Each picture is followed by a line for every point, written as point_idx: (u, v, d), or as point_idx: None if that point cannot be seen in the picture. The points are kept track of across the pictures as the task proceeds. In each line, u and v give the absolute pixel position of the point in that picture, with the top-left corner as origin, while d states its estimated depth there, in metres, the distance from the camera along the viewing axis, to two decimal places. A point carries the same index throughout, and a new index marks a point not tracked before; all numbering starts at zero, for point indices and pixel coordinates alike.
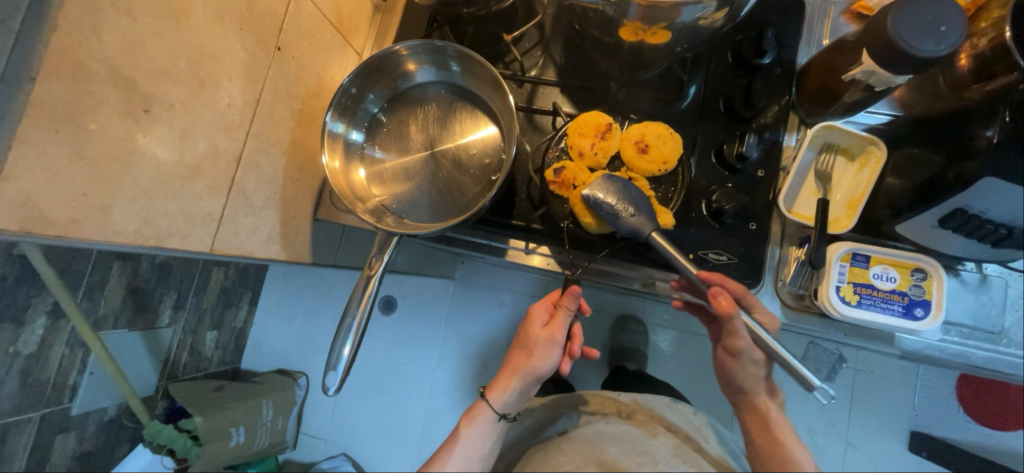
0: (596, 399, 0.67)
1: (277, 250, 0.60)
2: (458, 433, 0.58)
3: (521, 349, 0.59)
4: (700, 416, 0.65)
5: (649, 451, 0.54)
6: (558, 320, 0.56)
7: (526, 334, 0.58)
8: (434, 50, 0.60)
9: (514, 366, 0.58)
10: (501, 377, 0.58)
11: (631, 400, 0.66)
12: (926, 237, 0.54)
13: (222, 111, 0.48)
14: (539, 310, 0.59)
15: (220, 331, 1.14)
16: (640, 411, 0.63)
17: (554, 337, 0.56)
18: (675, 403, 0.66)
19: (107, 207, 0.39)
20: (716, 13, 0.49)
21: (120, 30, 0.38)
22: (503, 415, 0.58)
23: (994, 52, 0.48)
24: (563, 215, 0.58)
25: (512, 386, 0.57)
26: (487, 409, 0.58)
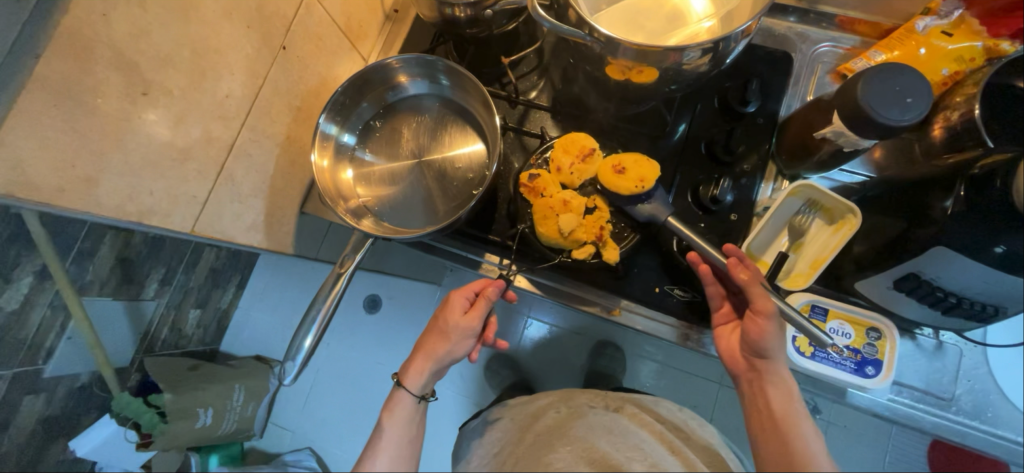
0: (584, 394, 0.67)
1: (260, 237, 0.62)
2: (379, 427, 0.54)
3: (435, 334, 0.56)
4: (686, 412, 0.65)
5: (639, 445, 0.56)
6: (478, 308, 0.55)
7: (444, 320, 0.56)
8: (425, 64, 0.62)
9: (428, 351, 0.55)
10: (413, 361, 0.56)
11: (620, 396, 0.67)
12: (884, 297, 0.56)
13: (220, 101, 0.51)
14: (458, 299, 0.56)
15: (202, 310, 1.15)
16: (628, 405, 0.64)
17: (473, 325, 0.55)
18: (663, 400, 0.67)
19: (95, 180, 0.41)
20: (699, 60, 0.51)
21: (129, 18, 0.40)
22: (422, 396, 0.55)
23: (964, 126, 0.51)
24: (524, 218, 0.60)
25: (427, 369, 0.55)
26: (404, 396, 0.54)
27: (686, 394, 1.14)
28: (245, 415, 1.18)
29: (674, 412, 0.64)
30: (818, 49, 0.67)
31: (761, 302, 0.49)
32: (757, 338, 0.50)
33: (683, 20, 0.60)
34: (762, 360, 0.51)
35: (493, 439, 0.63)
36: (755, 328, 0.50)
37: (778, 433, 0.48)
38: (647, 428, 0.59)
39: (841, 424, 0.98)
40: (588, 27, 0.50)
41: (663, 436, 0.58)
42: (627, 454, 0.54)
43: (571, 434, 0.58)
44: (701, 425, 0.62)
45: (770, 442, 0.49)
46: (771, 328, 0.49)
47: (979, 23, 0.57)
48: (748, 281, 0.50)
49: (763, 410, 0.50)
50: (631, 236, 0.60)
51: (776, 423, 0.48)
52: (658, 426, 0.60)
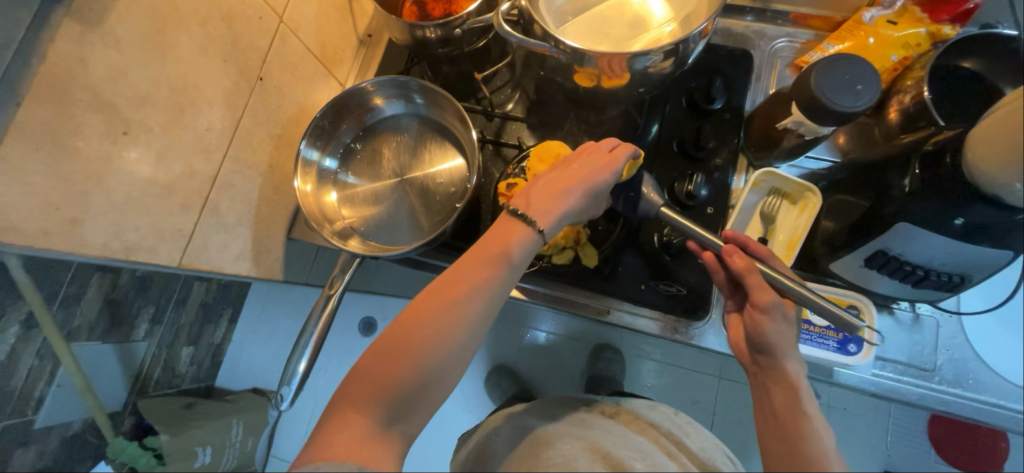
0: (580, 401, 0.68)
1: (248, 266, 0.63)
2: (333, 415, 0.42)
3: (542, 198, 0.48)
4: (683, 417, 0.66)
5: (638, 446, 0.57)
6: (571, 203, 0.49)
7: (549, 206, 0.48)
8: (400, 85, 0.64)
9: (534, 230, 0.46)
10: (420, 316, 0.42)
11: (614, 403, 0.68)
12: (859, 276, 0.58)
13: (201, 134, 0.52)
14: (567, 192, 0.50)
15: (195, 347, 1.14)
16: (624, 412, 0.65)
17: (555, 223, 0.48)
18: (658, 404, 0.68)
19: (79, 220, 0.41)
20: (662, 63, 0.54)
21: (107, 61, 0.41)
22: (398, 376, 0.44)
23: (916, 108, 0.54)
24: None
25: (452, 334, 0.41)
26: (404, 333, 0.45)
27: (686, 390, 1.15)
28: (245, 449, 1.16)
29: (668, 417, 0.65)
30: (775, 45, 0.70)
31: (760, 293, 0.47)
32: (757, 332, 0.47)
33: (644, 26, 0.63)
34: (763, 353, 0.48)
35: (489, 437, 0.63)
36: (755, 319, 0.48)
37: (777, 430, 0.44)
38: (645, 434, 0.60)
39: (841, 407, 0.99)
40: (553, 39, 0.52)
41: (660, 442, 0.59)
42: (627, 452, 0.55)
43: (572, 434, 0.58)
44: (696, 429, 0.64)
45: (769, 436, 0.45)
46: (773, 320, 0.47)
47: (921, 11, 0.60)
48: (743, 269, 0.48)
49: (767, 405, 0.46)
50: (609, 239, 0.61)
51: (776, 418, 0.44)
52: (654, 432, 0.61)
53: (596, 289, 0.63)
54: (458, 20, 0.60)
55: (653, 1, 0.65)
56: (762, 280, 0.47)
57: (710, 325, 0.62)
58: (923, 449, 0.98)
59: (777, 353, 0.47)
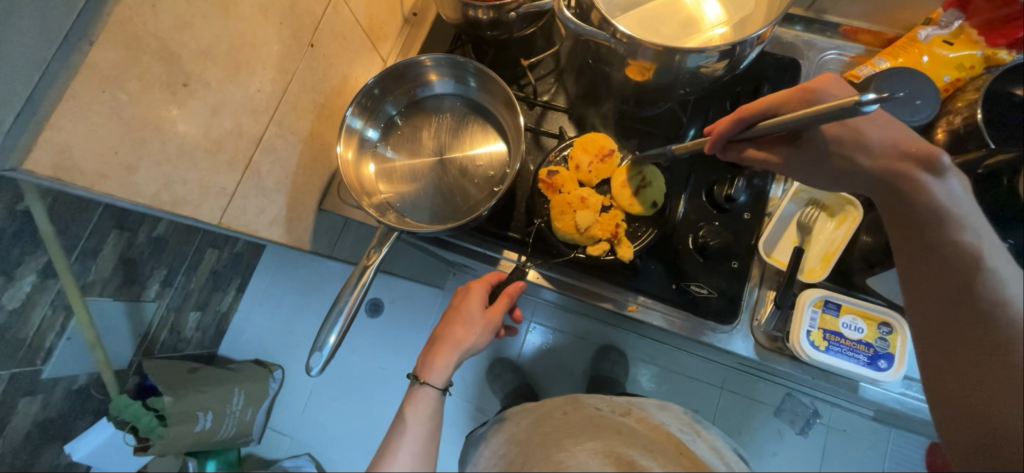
0: (590, 397, 0.68)
1: (280, 233, 0.63)
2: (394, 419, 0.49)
3: (452, 324, 0.57)
4: (689, 415, 0.67)
5: (650, 447, 0.56)
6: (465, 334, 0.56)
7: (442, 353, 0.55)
8: (454, 64, 0.64)
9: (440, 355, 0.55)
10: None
11: (625, 401, 0.67)
12: (893, 292, 0.58)
13: (251, 94, 0.52)
14: (477, 292, 0.59)
15: (202, 313, 1.14)
16: (634, 410, 0.65)
17: (493, 318, 0.57)
18: (668, 403, 0.68)
19: (133, 167, 0.41)
20: (717, 63, 0.53)
21: (175, 10, 0.41)
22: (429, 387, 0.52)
23: (967, 129, 0.53)
24: (541, 212, 0.62)
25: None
26: (427, 392, 0.54)
27: (691, 399, 1.15)
28: (244, 419, 1.16)
29: (678, 415, 0.66)
30: (824, 57, 0.70)
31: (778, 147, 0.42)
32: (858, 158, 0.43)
33: (697, 26, 0.63)
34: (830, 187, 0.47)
35: (498, 443, 0.62)
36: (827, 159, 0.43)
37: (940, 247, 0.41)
38: (656, 431, 0.60)
39: None
40: (613, 29, 0.52)
41: (673, 439, 0.59)
42: (638, 452, 0.54)
43: (581, 434, 0.57)
44: (705, 429, 0.65)
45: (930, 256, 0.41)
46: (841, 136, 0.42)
47: (978, 34, 0.60)
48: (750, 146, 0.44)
49: (933, 298, 0.41)
50: (646, 234, 0.62)
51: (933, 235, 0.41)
52: (666, 428, 0.61)
53: (624, 285, 0.63)
54: (513, 4, 0.60)
55: (708, 2, 0.64)
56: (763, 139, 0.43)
57: (738, 329, 0.62)
58: None
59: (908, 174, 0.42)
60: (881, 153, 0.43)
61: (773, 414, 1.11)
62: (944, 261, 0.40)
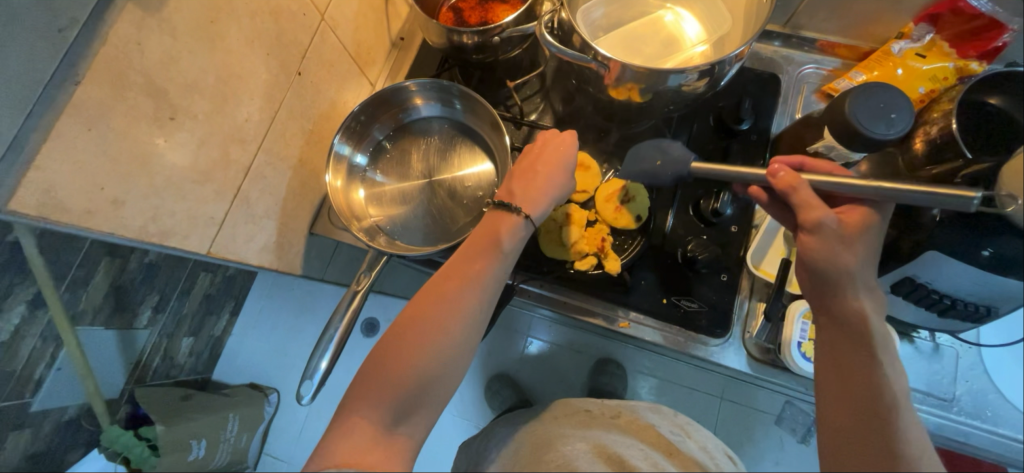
0: (578, 401, 0.66)
1: (271, 258, 0.63)
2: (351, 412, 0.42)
3: (537, 164, 0.53)
4: (682, 418, 0.66)
5: (641, 448, 0.55)
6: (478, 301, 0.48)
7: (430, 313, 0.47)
8: (441, 89, 0.65)
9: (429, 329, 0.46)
10: (421, 311, 0.44)
11: (616, 404, 0.66)
12: (884, 302, 0.58)
13: (239, 124, 0.52)
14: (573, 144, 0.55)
15: (196, 338, 1.13)
16: (624, 413, 0.63)
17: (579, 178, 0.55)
18: (659, 407, 0.67)
19: (120, 202, 0.42)
20: (697, 81, 0.54)
21: (161, 47, 0.41)
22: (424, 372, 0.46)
23: (943, 140, 0.54)
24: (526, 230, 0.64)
25: (447, 327, 0.43)
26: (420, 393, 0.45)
27: (689, 409, 1.14)
28: (239, 446, 1.15)
29: (670, 418, 0.65)
30: (803, 71, 0.71)
31: (811, 213, 0.45)
32: (812, 256, 0.46)
33: (677, 45, 0.64)
34: (824, 283, 0.46)
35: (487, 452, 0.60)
36: (805, 242, 0.46)
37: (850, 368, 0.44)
38: (645, 434, 0.59)
39: None
40: (594, 52, 0.53)
41: (662, 441, 0.58)
42: (629, 450, 0.54)
43: (573, 435, 0.56)
44: (695, 430, 0.64)
45: (846, 371, 0.44)
46: (824, 241, 0.45)
47: (949, 46, 0.62)
48: (788, 190, 0.45)
49: (850, 409, 0.43)
50: (631, 247, 0.63)
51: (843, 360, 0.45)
52: (658, 430, 0.61)
53: (614, 301, 0.63)
54: (497, 29, 0.61)
55: (687, 22, 0.66)
56: (810, 196, 0.45)
57: (731, 342, 0.63)
58: None
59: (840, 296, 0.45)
60: (854, 256, 0.45)
61: (773, 422, 1.11)
62: (870, 380, 0.43)
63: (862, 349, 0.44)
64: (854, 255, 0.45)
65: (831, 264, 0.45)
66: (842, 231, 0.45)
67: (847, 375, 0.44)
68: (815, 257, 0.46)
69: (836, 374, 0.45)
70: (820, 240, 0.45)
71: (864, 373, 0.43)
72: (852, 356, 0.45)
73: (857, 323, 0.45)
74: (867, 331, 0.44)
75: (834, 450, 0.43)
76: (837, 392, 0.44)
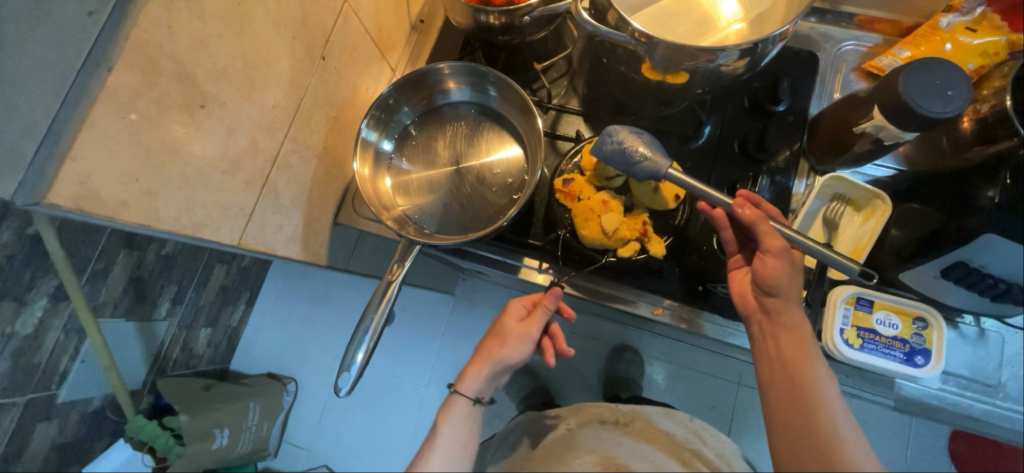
0: (590, 410, 0.67)
1: (297, 249, 0.62)
2: (435, 428, 0.53)
3: (492, 339, 0.57)
4: (698, 423, 0.64)
5: (651, 458, 0.55)
6: (534, 318, 0.56)
7: (500, 325, 0.57)
8: (473, 73, 0.63)
9: (488, 353, 0.55)
10: (487, 347, 0.56)
11: (630, 409, 0.67)
12: (931, 287, 0.57)
13: (267, 112, 0.51)
14: (517, 305, 0.57)
15: (213, 328, 1.13)
16: (638, 419, 0.64)
17: (530, 331, 0.55)
18: (674, 410, 0.66)
19: (154, 193, 0.40)
20: (737, 61, 0.52)
21: (191, 31, 0.40)
22: (477, 400, 0.54)
23: (995, 118, 0.51)
24: (563, 223, 0.59)
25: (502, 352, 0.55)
26: (463, 402, 0.53)
27: (709, 396, 1.13)
28: (260, 434, 1.14)
29: (687, 423, 0.63)
30: (842, 48, 0.69)
31: (771, 241, 0.49)
32: (763, 275, 0.49)
33: (712, 24, 0.62)
34: (775, 297, 0.50)
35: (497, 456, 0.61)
36: (766, 263, 0.49)
37: (784, 364, 0.49)
38: (658, 442, 0.59)
39: (863, 419, 1.05)
40: (631, 29, 0.51)
41: (675, 450, 0.58)
42: (636, 460, 0.54)
43: (583, 447, 0.57)
44: (715, 437, 0.62)
45: (782, 368, 0.49)
46: (782, 263, 0.49)
47: (1001, 19, 0.59)
48: (754, 223, 0.49)
49: (790, 400, 0.48)
50: (671, 230, 0.59)
51: (785, 358, 0.49)
52: (670, 438, 0.60)
53: (646, 287, 0.61)
54: (527, 8, 0.58)
55: None
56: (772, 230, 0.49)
57: None
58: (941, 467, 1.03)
59: (778, 299, 0.50)
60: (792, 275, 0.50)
61: None
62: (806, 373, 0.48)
63: (802, 347, 0.49)
64: (795, 278, 0.49)
65: (787, 280, 0.49)
66: (791, 259, 0.49)
67: (792, 369, 0.48)
68: (773, 276, 0.49)
69: (783, 366, 0.49)
70: (780, 264, 0.49)
71: (805, 368, 0.48)
72: (793, 351, 0.49)
73: (790, 321, 0.50)
74: (800, 330, 0.49)
75: (780, 440, 0.48)
76: (775, 387, 0.49)
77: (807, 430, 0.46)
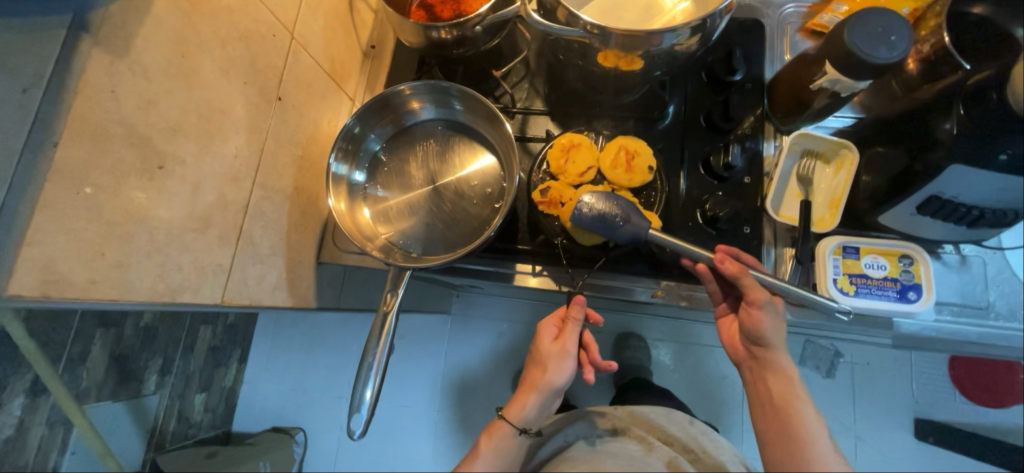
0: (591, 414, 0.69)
1: (284, 296, 0.60)
2: (480, 450, 0.58)
3: (534, 365, 0.58)
4: (697, 425, 0.67)
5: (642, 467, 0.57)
6: (568, 334, 0.56)
7: (537, 349, 0.59)
8: (436, 90, 0.62)
9: (533, 381, 0.58)
10: (531, 375, 0.58)
11: (629, 414, 0.69)
12: (908, 224, 0.59)
13: (230, 162, 0.49)
14: (547, 326, 0.59)
15: (208, 393, 1.09)
16: (637, 427, 0.66)
17: (566, 348, 0.56)
18: (675, 412, 0.69)
19: (125, 265, 0.39)
20: (689, 39, 0.53)
21: (138, 91, 0.38)
22: (524, 430, 0.58)
23: (938, 56, 0.53)
24: (555, 232, 0.60)
25: (544, 378, 0.56)
26: (512, 430, 0.57)
27: (719, 367, 1.14)
28: None
29: (684, 427, 0.66)
30: (784, 11, 0.71)
31: (755, 293, 0.50)
32: (753, 327, 0.52)
33: (658, 7, 0.63)
34: (762, 346, 0.53)
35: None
36: (752, 316, 0.51)
37: (774, 409, 0.52)
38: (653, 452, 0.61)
39: (865, 362, 1.09)
40: (582, 23, 0.51)
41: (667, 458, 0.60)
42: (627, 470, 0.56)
43: (575, 458, 0.59)
44: (714, 440, 0.65)
45: (771, 414, 0.52)
46: (767, 314, 0.51)
47: None
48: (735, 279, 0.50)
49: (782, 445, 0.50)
50: (659, 201, 0.60)
51: (774, 402, 0.52)
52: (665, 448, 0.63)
53: (641, 272, 0.61)
54: (476, 18, 0.57)
55: None
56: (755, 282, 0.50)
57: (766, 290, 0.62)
58: (948, 394, 1.06)
59: (766, 350, 0.52)
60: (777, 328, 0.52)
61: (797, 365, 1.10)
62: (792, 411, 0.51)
63: (784, 378, 0.52)
64: (780, 324, 0.51)
65: (773, 330, 0.51)
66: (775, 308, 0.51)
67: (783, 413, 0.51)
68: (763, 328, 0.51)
69: (773, 412, 0.52)
70: (766, 314, 0.51)
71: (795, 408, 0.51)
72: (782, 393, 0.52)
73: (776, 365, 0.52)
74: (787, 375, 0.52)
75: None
76: (767, 427, 0.52)
77: (793, 437, 0.50)
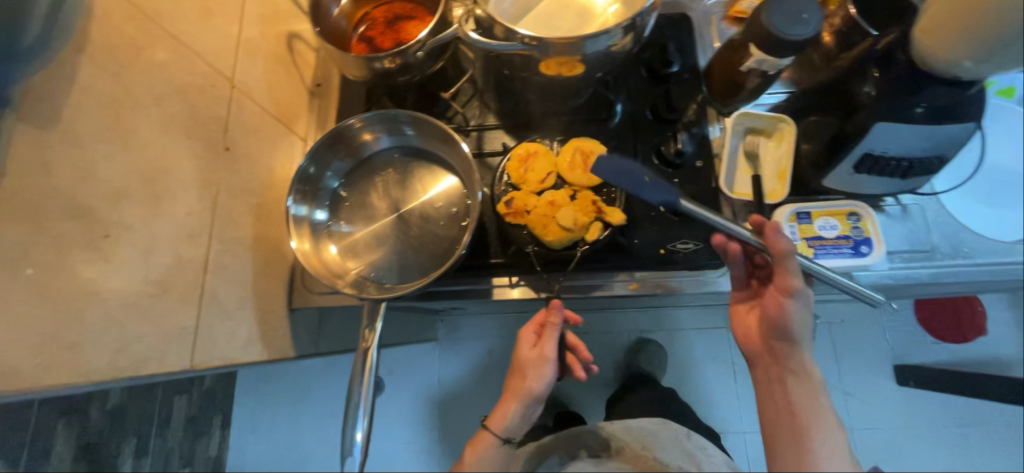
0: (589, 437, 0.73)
1: (260, 350, 0.57)
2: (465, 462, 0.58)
3: (515, 374, 0.58)
4: (693, 438, 0.70)
5: None
6: (547, 339, 0.56)
7: (517, 357, 0.59)
8: (386, 119, 0.62)
9: (513, 389, 0.58)
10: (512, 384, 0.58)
11: (625, 431, 0.73)
12: (846, 182, 0.62)
13: (182, 220, 0.48)
14: (526, 332, 0.59)
15: (191, 467, 1.02)
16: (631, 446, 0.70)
17: (545, 354, 0.56)
18: (670, 425, 0.72)
19: (78, 344, 0.37)
20: (623, 38, 0.55)
21: (71, 161, 0.38)
22: (506, 439, 0.57)
23: (849, 27, 0.58)
24: (525, 241, 0.59)
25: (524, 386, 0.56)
26: (494, 440, 0.57)
27: (707, 347, 1.16)
28: None
29: (678, 442, 0.70)
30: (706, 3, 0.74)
31: (787, 280, 0.50)
32: (779, 315, 0.51)
33: (591, 13, 0.65)
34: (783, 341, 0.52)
35: None
36: (778, 300, 0.51)
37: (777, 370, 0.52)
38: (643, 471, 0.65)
39: (840, 320, 1.14)
40: (520, 37, 0.53)
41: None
42: None
43: None
44: (709, 454, 0.67)
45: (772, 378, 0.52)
46: (797, 303, 0.50)
47: None
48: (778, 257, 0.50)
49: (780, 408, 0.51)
50: (619, 196, 0.60)
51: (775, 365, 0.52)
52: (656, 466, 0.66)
53: (614, 266, 0.62)
54: (417, 44, 0.59)
55: None
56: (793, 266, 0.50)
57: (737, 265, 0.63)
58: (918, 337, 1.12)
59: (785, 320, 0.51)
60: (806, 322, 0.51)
61: None
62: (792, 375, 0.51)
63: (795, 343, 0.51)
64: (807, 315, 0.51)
65: (799, 323, 0.51)
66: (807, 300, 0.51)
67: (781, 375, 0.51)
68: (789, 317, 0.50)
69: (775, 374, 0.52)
70: (797, 306, 0.50)
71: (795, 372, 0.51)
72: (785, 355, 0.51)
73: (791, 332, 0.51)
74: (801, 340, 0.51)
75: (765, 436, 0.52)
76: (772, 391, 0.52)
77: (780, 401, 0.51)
